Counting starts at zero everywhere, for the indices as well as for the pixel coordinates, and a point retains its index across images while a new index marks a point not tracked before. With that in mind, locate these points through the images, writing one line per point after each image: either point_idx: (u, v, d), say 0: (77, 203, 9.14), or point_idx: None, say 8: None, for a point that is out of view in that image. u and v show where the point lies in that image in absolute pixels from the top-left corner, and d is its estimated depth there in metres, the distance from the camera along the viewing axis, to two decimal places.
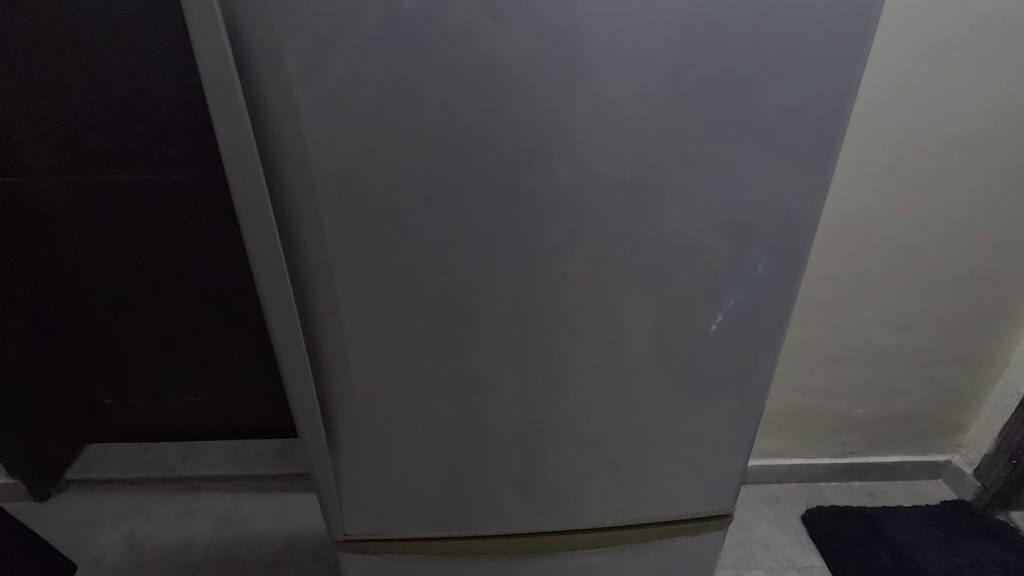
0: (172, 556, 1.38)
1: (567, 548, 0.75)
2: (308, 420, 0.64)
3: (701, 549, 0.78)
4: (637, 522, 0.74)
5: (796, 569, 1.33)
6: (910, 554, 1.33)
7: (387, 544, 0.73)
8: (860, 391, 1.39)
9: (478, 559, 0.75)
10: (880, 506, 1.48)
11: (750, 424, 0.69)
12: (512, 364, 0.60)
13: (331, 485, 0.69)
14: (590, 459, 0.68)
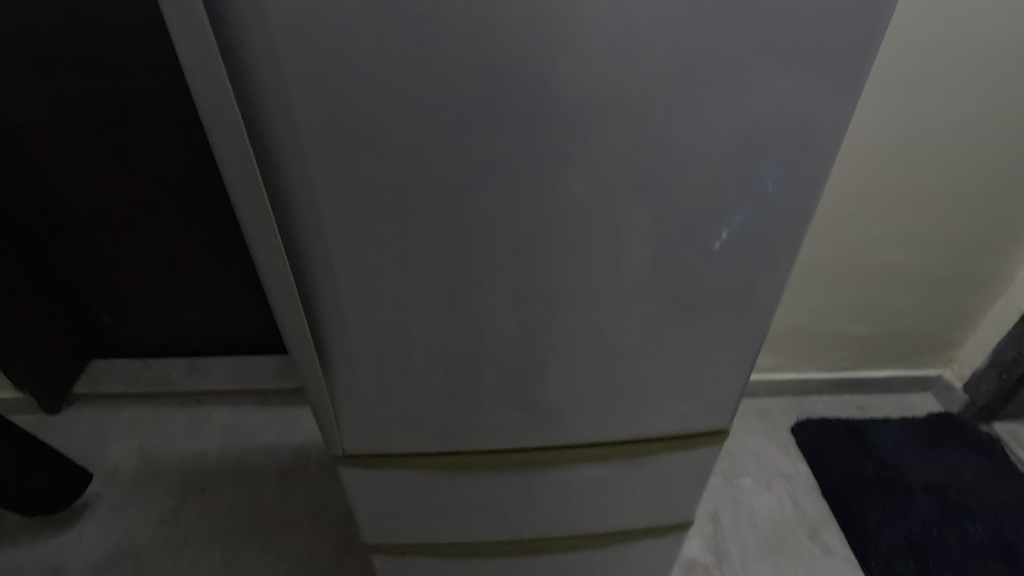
0: (183, 467, 1.44)
1: (563, 465, 0.76)
2: (300, 341, 0.62)
3: (695, 464, 0.79)
4: (633, 438, 0.75)
5: (782, 476, 1.39)
6: (893, 464, 1.39)
7: (384, 462, 0.74)
8: (860, 309, 1.39)
9: (476, 473, 0.76)
10: (869, 420, 1.51)
11: (750, 346, 0.67)
12: (506, 287, 0.58)
13: (327, 405, 0.68)
14: (586, 379, 0.67)
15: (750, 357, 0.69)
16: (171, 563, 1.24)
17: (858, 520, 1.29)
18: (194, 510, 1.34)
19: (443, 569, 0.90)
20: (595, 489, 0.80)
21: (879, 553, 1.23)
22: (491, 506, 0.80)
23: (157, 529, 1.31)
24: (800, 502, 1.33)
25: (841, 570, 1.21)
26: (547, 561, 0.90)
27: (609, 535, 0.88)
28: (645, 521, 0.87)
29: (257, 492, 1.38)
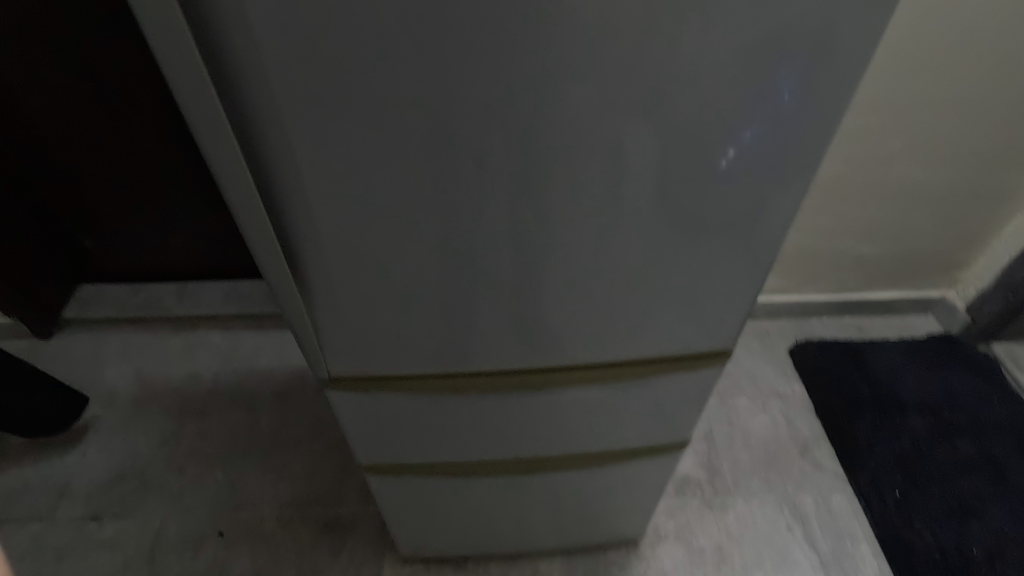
0: (181, 390, 1.44)
1: (559, 385, 0.73)
2: (274, 264, 0.57)
3: (695, 385, 0.77)
4: (632, 359, 0.72)
5: (777, 395, 1.39)
6: (889, 384, 1.39)
7: (373, 383, 0.71)
8: (871, 228, 1.33)
9: (468, 396, 0.73)
10: (868, 341, 1.50)
11: (761, 265, 0.63)
12: (495, 204, 0.52)
13: (309, 328, 0.64)
14: (583, 301, 0.63)
15: (759, 277, 0.64)
16: (175, 482, 1.27)
17: (851, 438, 1.30)
18: (194, 432, 1.35)
19: (438, 487, 0.90)
20: (592, 409, 0.78)
21: (868, 469, 1.25)
22: (486, 427, 0.79)
23: (159, 450, 1.32)
24: (794, 421, 1.35)
25: (831, 485, 1.24)
26: (541, 478, 0.90)
27: (603, 454, 0.87)
28: (640, 441, 0.86)
29: (256, 414, 1.39)
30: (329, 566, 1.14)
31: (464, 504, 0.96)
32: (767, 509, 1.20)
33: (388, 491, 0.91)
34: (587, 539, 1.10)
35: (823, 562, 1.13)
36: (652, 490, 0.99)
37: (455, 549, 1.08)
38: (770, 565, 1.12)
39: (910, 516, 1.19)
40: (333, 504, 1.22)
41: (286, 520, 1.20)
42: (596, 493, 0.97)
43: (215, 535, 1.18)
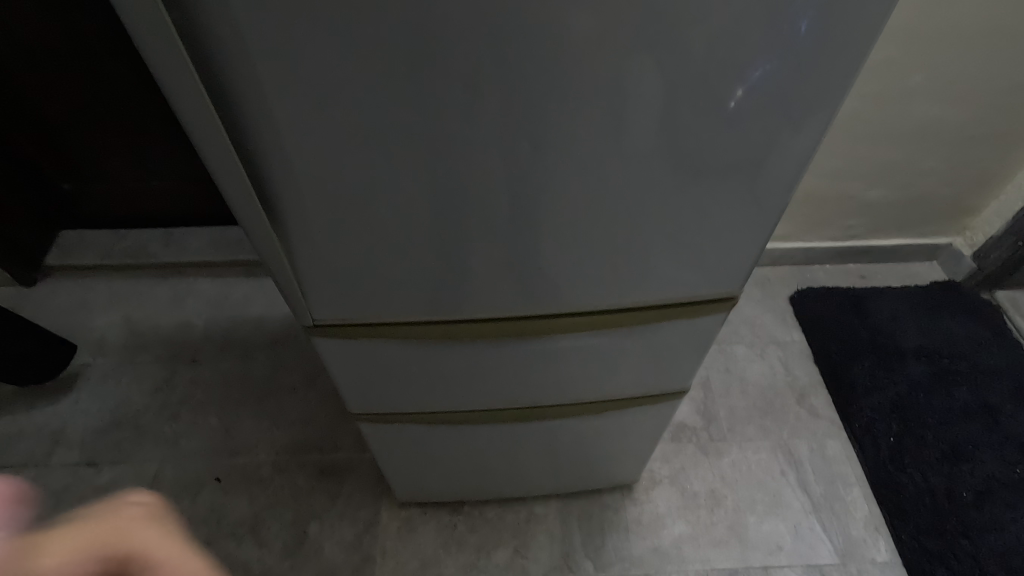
0: (172, 338, 1.41)
1: (555, 334, 0.70)
2: (246, 204, 0.53)
3: (697, 332, 0.74)
4: (632, 307, 0.68)
5: (776, 343, 1.38)
6: (889, 332, 1.38)
7: (361, 331, 0.67)
8: (881, 171, 1.28)
9: (460, 343, 0.70)
10: (870, 289, 1.47)
11: (773, 210, 0.58)
12: (484, 142, 0.47)
13: (289, 273, 0.60)
14: (582, 248, 0.59)
15: (771, 222, 0.60)
16: (169, 428, 1.26)
17: (848, 385, 1.29)
18: (187, 379, 1.34)
19: (433, 434, 0.89)
20: (589, 358, 0.75)
21: (864, 415, 1.25)
22: (479, 375, 0.76)
23: (152, 397, 1.31)
24: (792, 368, 1.34)
25: (825, 431, 1.24)
26: (537, 426, 0.89)
27: (601, 402, 0.86)
28: (639, 389, 0.84)
29: (249, 362, 1.37)
30: (326, 509, 1.15)
31: (459, 451, 0.95)
32: (761, 454, 1.21)
33: (382, 438, 0.90)
34: (583, 484, 1.11)
35: (814, 504, 1.14)
36: (649, 436, 0.98)
37: (452, 493, 1.09)
38: (763, 507, 1.14)
39: (903, 460, 1.19)
40: (329, 450, 1.22)
41: (282, 466, 1.20)
42: (592, 440, 0.96)
43: (212, 481, 1.18)
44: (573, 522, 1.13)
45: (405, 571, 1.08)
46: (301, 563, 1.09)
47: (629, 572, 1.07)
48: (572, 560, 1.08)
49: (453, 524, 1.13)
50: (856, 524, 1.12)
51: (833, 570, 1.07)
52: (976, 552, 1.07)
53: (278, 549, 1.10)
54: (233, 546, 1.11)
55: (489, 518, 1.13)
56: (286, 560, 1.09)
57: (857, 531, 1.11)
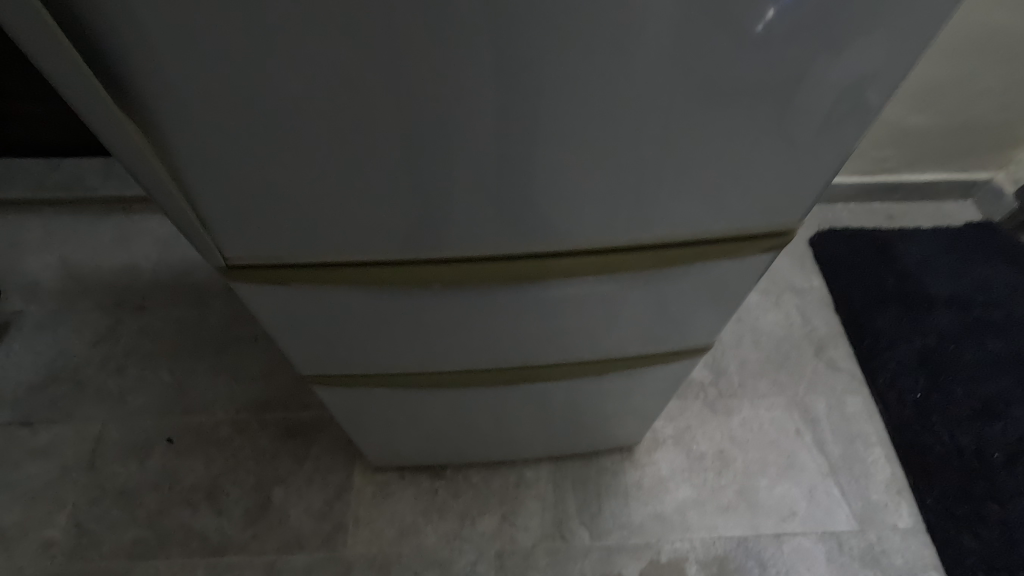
0: (116, 282, 1.25)
1: (551, 288, 0.54)
2: (111, 120, 0.35)
3: (739, 272, 0.57)
4: (659, 258, 0.51)
5: (794, 291, 1.24)
6: (917, 278, 1.24)
7: (296, 276, 0.49)
8: (926, 93, 1.12)
9: (431, 292, 0.52)
10: (898, 230, 1.32)
11: (830, 157, 0.42)
12: (426, 24, 0.30)
13: (179, 203, 0.42)
14: (574, 198, 0.43)
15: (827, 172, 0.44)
16: (114, 385, 1.12)
17: (871, 336, 1.17)
18: (133, 329, 1.18)
19: (403, 395, 0.75)
20: (591, 313, 0.60)
21: (888, 369, 1.13)
22: (454, 330, 0.61)
23: (93, 350, 1.16)
24: (810, 317, 1.21)
25: (846, 387, 1.12)
26: (526, 387, 0.75)
27: (601, 360, 0.71)
28: (643, 347, 0.70)
29: (204, 310, 1.21)
30: (292, 473, 1.03)
31: (438, 415, 0.82)
32: (775, 412, 1.09)
33: (344, 399, 0.76)
34: (578, 446, 1.00)
35: (832, 466, 1.04)
36: (657, 397, 0.86)
37: (431, 458, 0.97)
38: (776, 470, 1.03)
39: (930, 418, 1.08)
40: (295, 408, 1.09)
41: (243, 426, 1.07)
42: (590, 401, 0.83)
43: (164, 443, 1.05)
44: (567, 486, 1.02)
45: (381, 542, 0.97)
46: (265, 532, 0.97)
47: (630, 541, 0.97)
48: (566, 529, 0.98)
49: (434, 489, 1.01)
50: (876, 487, 1.02)
51: (850, 538, 0.97)
52: (1006, 518, 0.98)
53: (239, 517, 0.99)
54: (187, 514, 0.99)
55: (474, 483, 1.02)
56: (247, 529, 0.98)
57: (878, 495, 1.01)
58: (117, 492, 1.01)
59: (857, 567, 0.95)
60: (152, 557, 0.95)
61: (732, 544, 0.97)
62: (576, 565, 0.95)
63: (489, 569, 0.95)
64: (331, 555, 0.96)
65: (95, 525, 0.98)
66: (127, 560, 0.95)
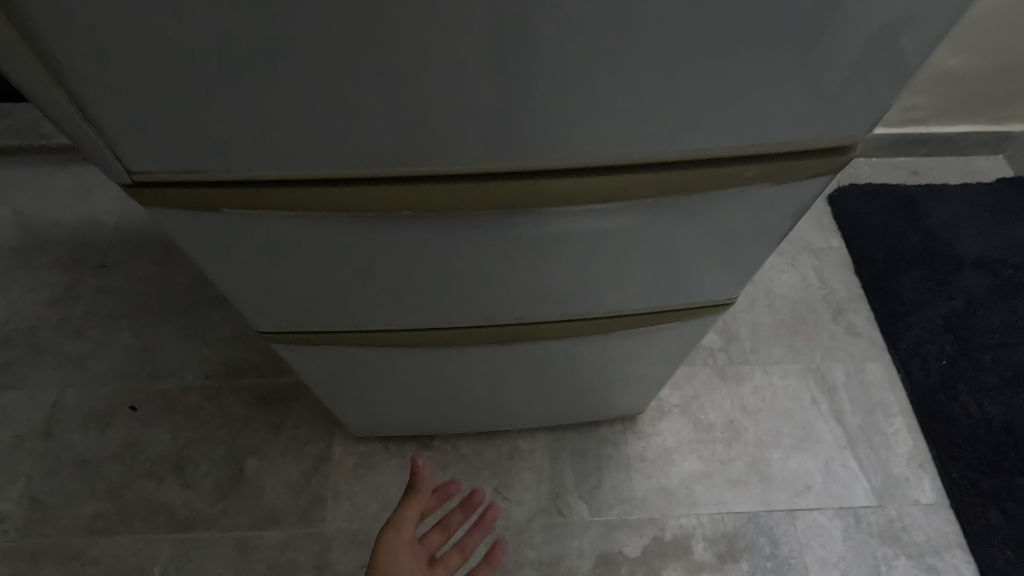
0: (74, 239, 1.14)
1: (549, 226, 0.43)
2: None
3: (784, 203, 0.45)
4: (685, 187, 0.40)
5: (811, 251, 1.15)
6: (944, 238, 1.15)
7: (222, 197, 0.38)
8: (967, 29, 1.01)
9: (398, 221, 0.41)
10: (924, 186, 1.22)
11: (902, 71, 0.33)
12: None
13: (45, 82, 0.31)
14: (576, 106, 0.33)
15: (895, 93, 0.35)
16: (73, 347, 1.03)
17: (893, 300, 1.08)
18: (93, 289, 1.09)
19: (380, 358, 0.66)
20: (596, 261, 0.49)
21: (912, 334, 1.05)
22: (431, 280, 0.50)
23: (49, 310, 1.07)
24: (828, 279, 1.12)
25: (866, 353, 1.04)
26: (519, 348, 0.66)
27: (607, 318, 0.61)
28: (656, 304, 0.60)
29: (172, 267, 1.11)
30: (267, 444, 0.95)
31: (421, 381, 0.73)
32: (789, 380, 1.01)
33: (314, 363, 0.67)
34: (577, 416, 0.92)
35: (849, 438, 0.96)
36: (666, 362, 0.77)
37: (417, 427, 0.89)
38: (789, 441, 0.96)
39: (956, 386, 1.00)
40: (270, 374, 1.01)
41: (213, 393, 0.99)
42: (592, 365, 0.74)
43: (126, 410, 0.97)
44: (565, 458, 0.94)
45: (363, 516, 0.89)
46: (236, 506, 0.90)
47: (632, 516, 0.90)
48: (563, 503, 0.91)
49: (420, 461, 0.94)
50: (897, 460, 0.94)
51: (869, 513, 0.90)
52: None
53: (208, 490, 0.91)
54: (152, 487, 0.91)
55: (464, 454, 0.95)
56: (218, 503, 0.90)
57: (899, 468, 0.94)
58: (75, 463, 0.93)
59: (875, 544, 0.88)
60: (113, 532, 0.88)
61: (742, 520, 0.89)
62: (574, 541, 0.88)
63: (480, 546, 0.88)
64: (308, 531, 0.88)
65: (51, 498, 0.90)
66: (86, 536, 0.87)
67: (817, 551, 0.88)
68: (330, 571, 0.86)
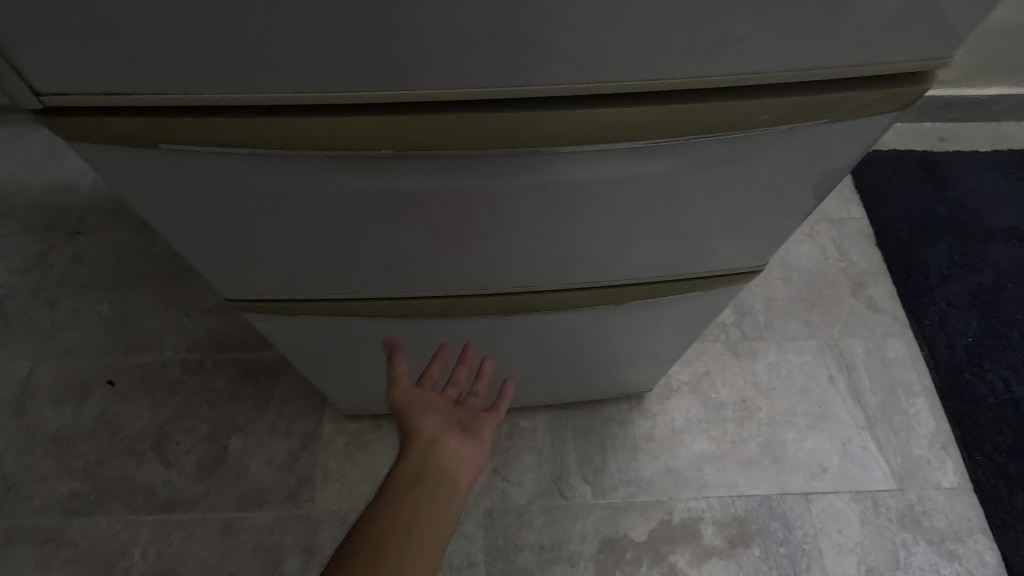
0: (47, 203, 1.07)
1: (556, 174, 0.37)
2: None
3: (833, 147, 0.38)
4: (718, 127, 0.34)
5: (830, 221, 1.08)
6: (972, 208, 1.08)
7: (158, 129, 0.32)
8: None
9: (379, 165, 0.35)
10: (952, 152, 1.15)
11: None
12: None
13: None
14: (586, 17, 0.26)
15: (983, 9, 0.28)
16: (46, 319, 0.97)
17: (917, 273, 1.02)
18: (68, 257, 1.02)
19: (367, 330, 0.60)
20: (611, 218, 0.43)
21: (937, 309, 0.99)
22: (419, 242, 0.43)
23: (21, 279, 1.00)
24: (848, 251, 1.05)
25: (887, 329, 0.98)
26: (520, 320, 0.60)
27: (617, 288, 0.55)
28: (672, 272, 0.53)
29: (151, 234, 1.05)
30: (252, 421, 0.89)
31: (412, 359, 0.67)
32: (806, 357, 0.96)
33: (294, 335, 0.61)
34: (580, 393, 0.86)
35: (868, 419, 0.91)
36: (678, 337, 0.71)
37: None
38: (805, 421, 0.91)
39: (982, 364, 0.95)
40: (255, 348, 0.95)
41: (195, 367, 0.93)
42: (598, 339, 0.68)
43: (103, 385, 0.92)
44: (567, 438, 0.89)
45: (354, 498, 0.85)
46: (220, 486, 0.85)
47: (638, 499, 0.85)
48: (565, 485, 0.86)
49: None
50: (918, 442, 0.89)
51: (888, 497, 0.86)
52: None
53: (190, 469, 0.86)
54: (131, 465, 0.86)
55: None
56: (201, 483, 0.85)
57: (920, 450, 0.89)
58: (49, 440, 0.88)
59: (894, 529, 0.84)
60: (90, 513, 0.83)
61: (754, 503, 0.85)
62: (575, 525, 0.83)
63: (476, 530, 0.83)
64: (296, 513, 0.84)
65: (24, 477, 0.85)
66: (61, 516, 0.83)
67: (832, 536, 0.83)
68: (319, 554, 0.82)
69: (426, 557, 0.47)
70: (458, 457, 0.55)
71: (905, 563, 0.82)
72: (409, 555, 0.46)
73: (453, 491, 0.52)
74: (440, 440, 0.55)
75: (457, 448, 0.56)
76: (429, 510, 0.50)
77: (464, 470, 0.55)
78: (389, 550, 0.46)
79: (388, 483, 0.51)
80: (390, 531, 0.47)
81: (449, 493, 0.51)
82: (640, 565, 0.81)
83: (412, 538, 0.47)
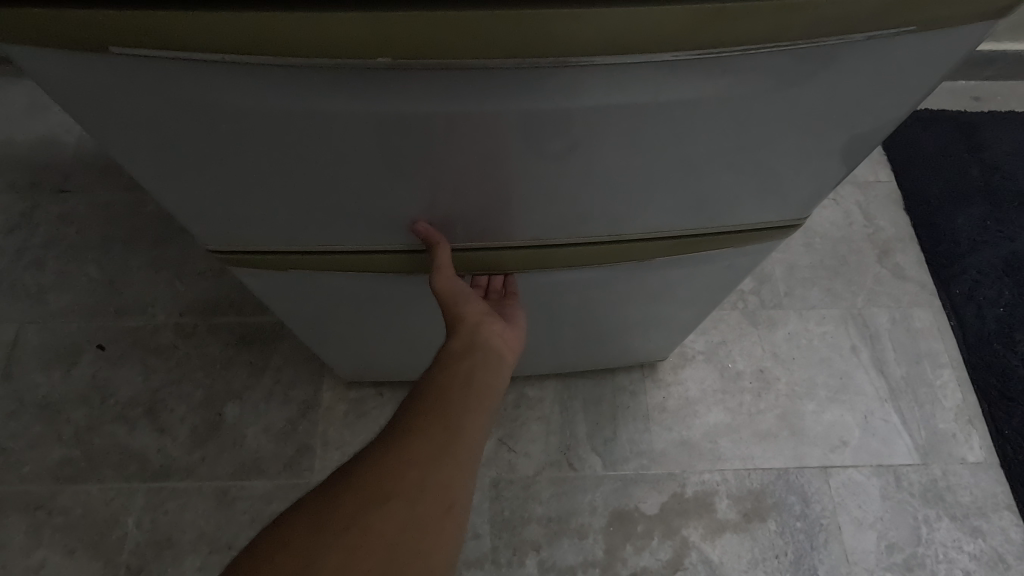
0: (31, 159, 1.02)
1: (579, 99, 0.31)
2: None
3: (911, 72, 0.32)
4: (779, 38, 0.28)
5: (855, 185, 1.03)
6: (1009, 170, 1.02)
7: (119, 29, 0.27)
8: None
9: (374, 82, 0.30)
10: (987, 113, 1.08)
11: None
12: None
13: None
14: None
15: None
16: (33, 280, 0.92)
17: (948, 240, 0.97)
18: (54, 216, 0.98)
19: (363, 290, 0.55)
20: (645, 155, 0.37)
21: (967, 278, 0.94)
22: (421, 181, 0.38)
23: (5, 239, 0.96)
24: (874, 216, 1.00)
25: (913, 298, 0.93)
26: (529, 279, 0.55)
27: (640, 243, 0.50)
28: (701, 225, 0.48)
29: (140, 193, 0.99)
30: (248, 388, 0.86)
31: (412, 319, 0.62)
32: (827, 326, 0.91)
33: (284, 295, 0.57)
34: (591, 362, 0.82)
35: (892, 391, 0.87)
36: (698, 302, 0.66)
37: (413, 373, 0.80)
38: (825, 393, 0.87)
39: (1014, 335, 0.90)
40: (250, 311, 0.91)
41: (188, 331, 0.89)
42: (614, 303, 0.63)
43: (93, 349, 0.88)
44: (576, 408, 0.86)
45: None
46: (216, 454, 0.82)
47: (649, 471, 0.82)
48: (574, 456, 0.82)
49: None
50: (944, 415, 0.85)
51: (911, 471, 0.82)
52: None
53: (184, 437, 0.83)
54: (123, 432, 0.83)
55: None
56: (195, 451, 0.82)
57: (946, 423, 0.85)
58: (38, 405, 0.84)
59: (917, 505, 0.80)
60: (80, 479, 0.80)
61: (771, 476, 0.81)
62: (584, 498, 0.80)
63: (482, 502, 0.80)
64: (294, 482, 0.81)
65: (12, 442, 0.82)
66: (52, 483, 0.80)
67: (852, 510, 0.80)
68: None
69: (483, 417, 0.41)
70: (504, 337, 0.48)
71: (928, 539, 0.79)
72: (471, 402, 0.40)
73: (502, 364, 0.45)
74: (487, 320, 0.47)
75: (502, 331, 0.48)
76: (484, 375, 0.43)
77: (510, 351, 0.48)
78: (450, 407, 0.39)
79: (438, 355, 0.43)
80: (449, 389, 0.40)
81: (500, 364, 0.45)
82: (652, 539, 0.78)
83: (473, 394, 0.41)
